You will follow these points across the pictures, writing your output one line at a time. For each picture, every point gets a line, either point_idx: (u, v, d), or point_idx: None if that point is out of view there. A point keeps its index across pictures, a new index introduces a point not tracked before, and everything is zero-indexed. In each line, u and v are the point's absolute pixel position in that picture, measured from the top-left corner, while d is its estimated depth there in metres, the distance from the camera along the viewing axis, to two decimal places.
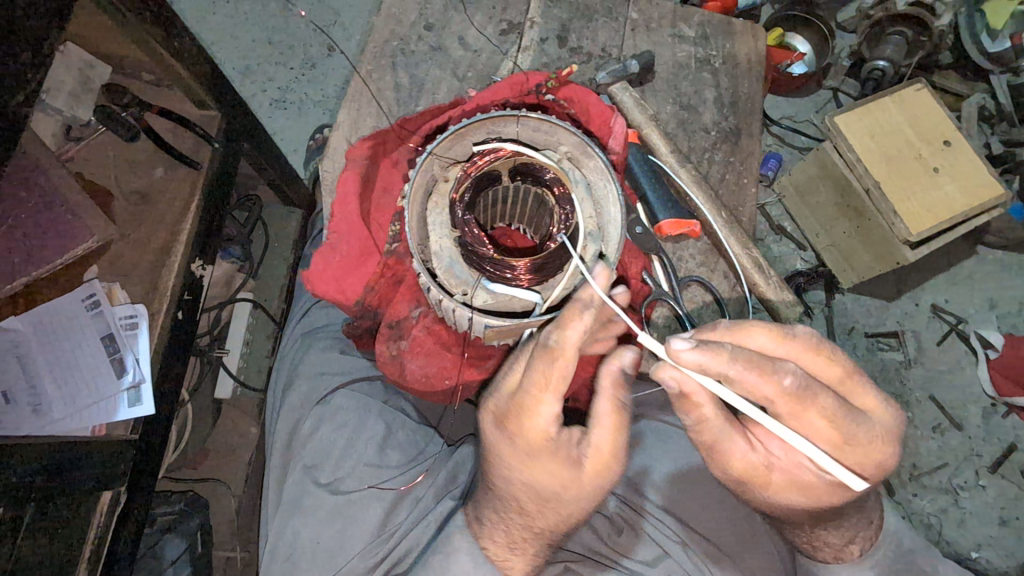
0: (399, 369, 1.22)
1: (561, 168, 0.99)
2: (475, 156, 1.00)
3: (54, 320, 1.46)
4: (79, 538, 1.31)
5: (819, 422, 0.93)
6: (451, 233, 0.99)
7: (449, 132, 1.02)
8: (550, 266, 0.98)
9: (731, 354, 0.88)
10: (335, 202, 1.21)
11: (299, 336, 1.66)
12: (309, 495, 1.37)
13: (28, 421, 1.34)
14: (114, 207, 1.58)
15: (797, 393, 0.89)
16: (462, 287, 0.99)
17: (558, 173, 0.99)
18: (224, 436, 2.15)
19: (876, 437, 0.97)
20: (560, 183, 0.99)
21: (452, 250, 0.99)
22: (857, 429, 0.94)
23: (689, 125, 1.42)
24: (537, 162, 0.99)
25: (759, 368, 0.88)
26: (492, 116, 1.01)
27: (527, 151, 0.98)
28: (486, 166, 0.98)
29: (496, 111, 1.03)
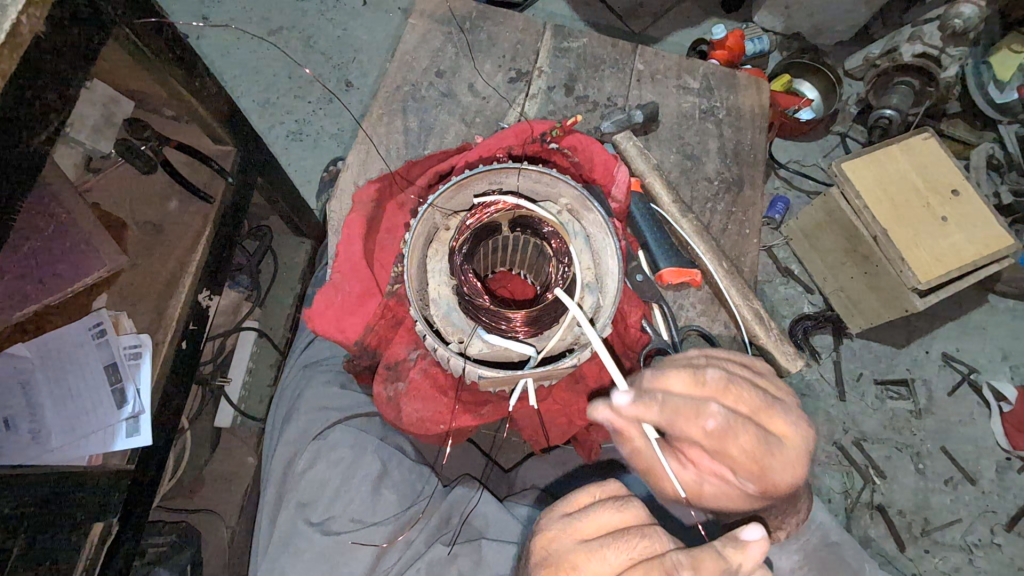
0: (395, 412, 1.21)
1: (560, 222, 1.01)
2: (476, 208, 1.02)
3: (60, 347, 1.47)
4: (68, 570, 1.29)
5: (740, 454, 0.92)
6: (450, 281, 1.00)
7: (452, 182, 1.03)
8: (545, 318, 0.99)
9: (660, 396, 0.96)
10: (340, 242, 1.24)
11: (300, 367, 1.68)
12: (301, 534, 1.35)
13: (27, 449, 1.34)
14: (128, 237, 1.62)
15: (721, 433, 0.92)
16: (458, 334, 0.98)
17: (556, 227, 1.01)
18: (222, 465, 2.13)
19: (790, 465, 0.94)
20: (558, 236, 1.01)
21: (450, 298, 1.00)
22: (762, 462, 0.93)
23: (692, 173, 1.44)
24: (537, 215, 1.01)
25: (684, 405, 0.94)
26: (494, 168, 1.03)
27: (527, 205, 0.99)
28: (486, 218, 1.00)
29: (499, 164, 1.05)
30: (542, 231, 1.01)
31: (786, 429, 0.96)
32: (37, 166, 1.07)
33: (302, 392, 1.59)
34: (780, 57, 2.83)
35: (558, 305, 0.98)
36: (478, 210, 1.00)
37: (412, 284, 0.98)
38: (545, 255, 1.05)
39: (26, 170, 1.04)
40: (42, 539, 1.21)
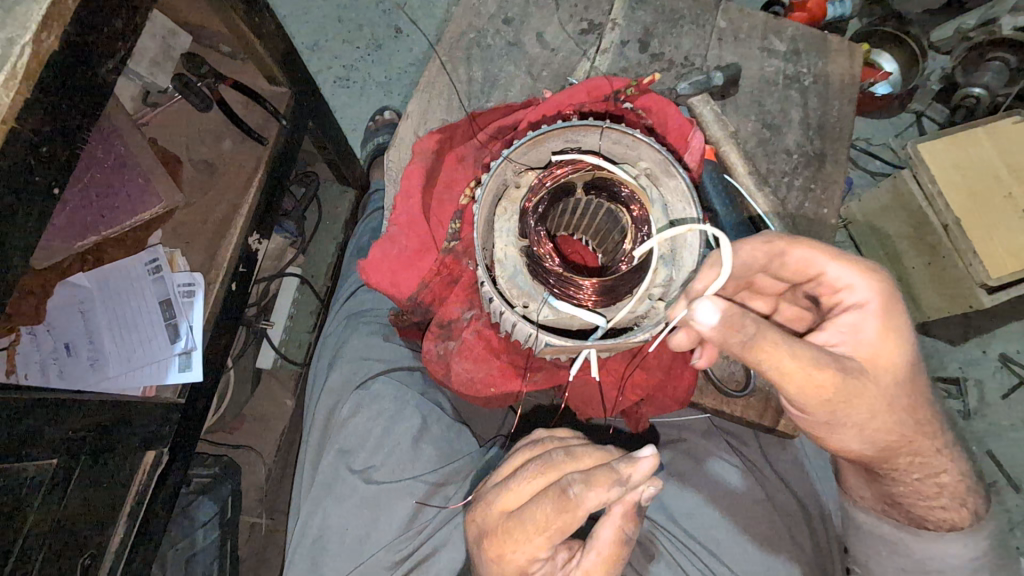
0: (445, 370, 1.18)
1: (639, 186, 0.93)
2: (552, 166, 0.95)
3: (117, 280, 1.50)
4: (122, 495, 1.34)
5: (842, 320, 1.00)
6: (518, 242, 0.95)
7: (527, 138, 0.97)
8: (619, 290, 0.92)
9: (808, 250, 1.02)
10: (398, 194, 1.20)
11: (344, 317, 1.70)
12: (343, 481, 1.38)
13: (87, 375, 1.40)
14: (183, 174, 1.61)
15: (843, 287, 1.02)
16: (523, 298, 0.93)
17: (635, 190, 0.93)
18: (261, 404, 2.21)
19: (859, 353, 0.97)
20: (638, 202, 0.92)
21: (517, 260, 0.94)
22: (881, 360, 0.97)
23: (770, 145, 1.34)
24: (616, 177, 0.92)
25: (825, 265, 1.02)
26: (573, 126, 0.96)
27: (607, 166, 0.91)
28: (563, 177, 0.92)
29: (579, 122, 0.97)
30: (619, 195, 0.93)
31: (896, 339, 0.98)
32: (103, 95, 1.05)
33: (346, 341, 1.61)
34: (863, 24, 2.62)
35: (635, 275, 0.92)
36: (554, 168, 0.93)
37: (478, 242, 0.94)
38: (620, 222, 0.97)
39: (96, 99, 1.03)
40: (100, 464, 1.24)
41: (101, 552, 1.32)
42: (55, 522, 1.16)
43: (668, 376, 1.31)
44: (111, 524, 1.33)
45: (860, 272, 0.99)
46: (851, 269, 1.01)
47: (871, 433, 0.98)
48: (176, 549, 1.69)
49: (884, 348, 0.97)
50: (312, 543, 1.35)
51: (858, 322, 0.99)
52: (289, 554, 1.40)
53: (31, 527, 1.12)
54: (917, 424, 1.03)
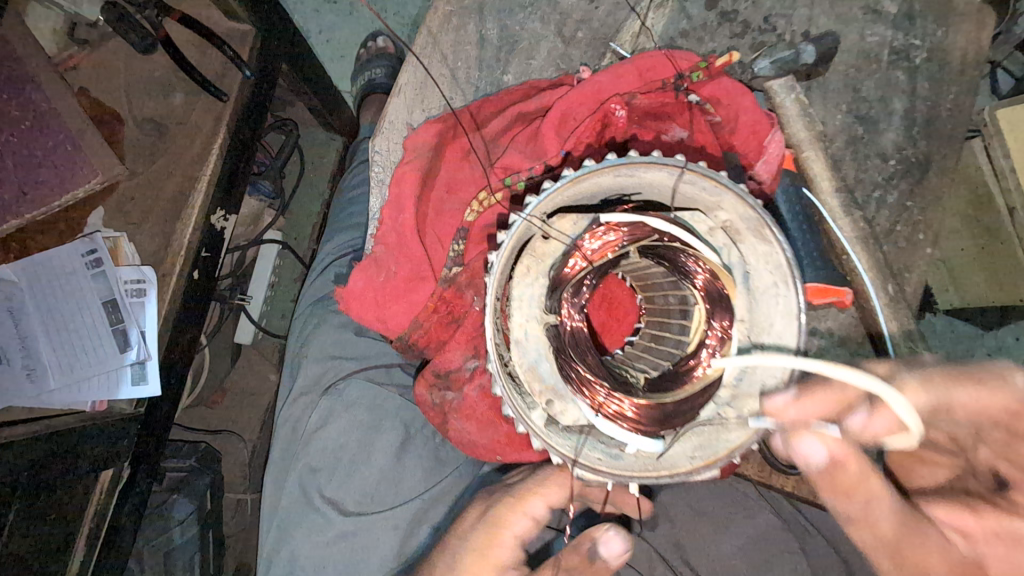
0: (441, 423, 0.98)
1: (722, 266, 0.66)
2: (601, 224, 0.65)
3: (50, 273, 1.24)
4: (78, 519, 1.20)
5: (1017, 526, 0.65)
6: (543, 322, 0.68)
7: (566, 176, 0.66)
8: (675, 412, 0.68)
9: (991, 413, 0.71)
10: (386, 204, 0.95)
11: (309, 305, 1.42)
12: (315, 510, 1.21)
13: (21, 387, 1.18)
14: (125, 136, 1.30)
15: None
16: (547, 397, 0.67)
17: (715, 271, 0.67)
18: (243, 378, 2.03)
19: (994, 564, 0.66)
20: (719, 291, 0.68)
21: (540, 348, 0.68)
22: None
23: (861, 145, 1.06)
24: (689, 247, 0.66)
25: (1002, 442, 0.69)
26: (632, 161, 0.64)
27: (681, 234, 0.64)
28: (615, 246, 0.67)
29: (640, 153, 0.65)
30: (686, 269, 0.69)
31: None
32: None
33: (311, 340, 1.36)
34: None
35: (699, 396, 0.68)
36: (606, 230, 0.66)
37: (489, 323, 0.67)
38: (681, 294, 0.73)
39: None
40: (45, 496, 1.12)
41: None
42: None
43: None
44: (68, 551, 1.19)
45: None
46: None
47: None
48: (152, 546, 1.58)
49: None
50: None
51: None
52: None
53: None
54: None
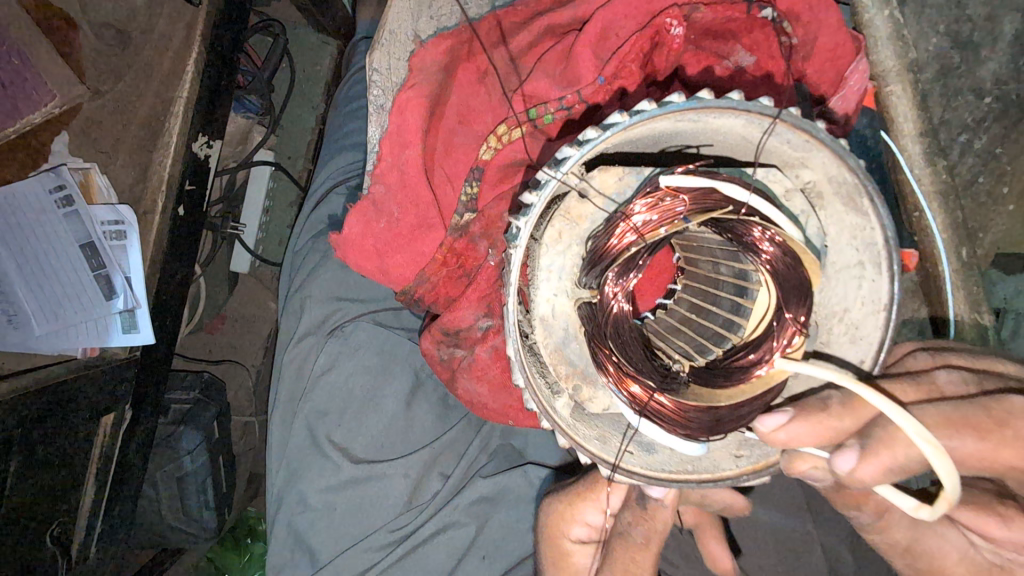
0: (449, 380, 0.91)
1: (801, 243, 0.53)
2: (653, 187, 0.54)
3: (12, 210, 1.09)
4: (81, 464, 1.15)
5: None
6: (575, 296, 0.59)
7: (615, 122, 0.50)
8: (731, 417, 0.56)
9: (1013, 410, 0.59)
10: (387, 137, 0.80)
11: (307, 242, 1.31)
12: (324, 455, 1.19)
13: (2, 334, 1.07)
14: (81, 45, 1.09)
15: None
16: (575, 382, 0.59)
17: (799, 254, 0.54)
18: (242, 305, 1.95)
19: None
20: (799, 276, 0.55)
21: (572, 323, 0.59)
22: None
23: (954, 78, 0.94)
24: (769, 224, 0.54)
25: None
26: (703, 107, 0.49)
27: (761, 206, 0.53)
28: (673, 218, 0.53)
29: (713, 94, 0.50)
30: (753, 245, 0.56)
31: None
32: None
33: (310, 279, 1.26)
34: None
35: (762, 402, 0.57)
36: (662, 194, 0.53)
37: (515, 306, 0.55)
38: (742, 267, 0.63)
39: None
40: (43, 445, 1.04)
41: (74, 513, 1.18)
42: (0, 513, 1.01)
43: None
44: (78, 491, 1.17)
45: None
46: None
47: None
48: (165, 471, 1.62)
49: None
50: (289, 519, 1.19)
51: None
52: (266, 523, 1.25)
53: None
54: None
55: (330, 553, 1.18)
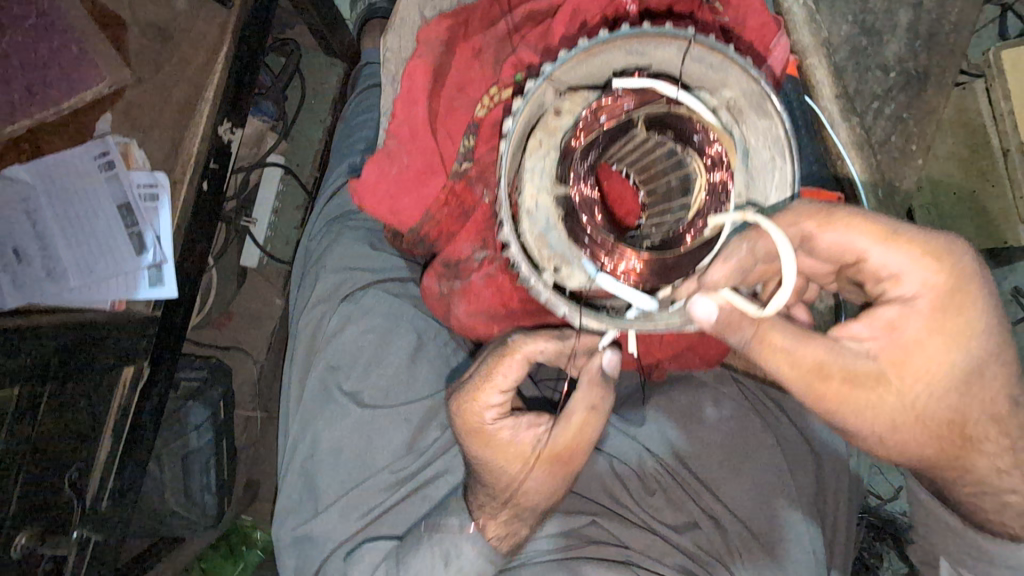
0: (447, 310, 1.06)
1: (723, 130, 0.70)
2: (608, 91, 0.70)
3: (63, 173, 1.23)
4: (101, 412, 1.27)
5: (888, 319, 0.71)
6: (553, 190, 0.73)
7: (580, 46, 0.69)
8: (676, 264, 0.73)
9: (842, 218, 0.71)
10: (399, 98, 0.97)
11: (325, 223, 1.49)
12: (334, 402, 1.31)
13: (43, 287, 1.21)
14: (128, 41, 1.26)
15: (945, 297, 0.69)
16: (555, 262, 0.73)
17: (717, 134, 0.70)
18: (248, 301, 2.07)
19: (919, 370, 0.71)
20: (719, 151, 0.70)
21: (551, 213, 0.73)
22: (923, 355, 0.70)
23: (864, 57, 1.10)
24: (693, 112, 0.69)
25: (863, 246, 0.71)
26: (643, 33, 0.68)
27: (687, 100, 0.68)
28: (622, 115, 0.70)
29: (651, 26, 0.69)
30: (691, 137, 0.71)
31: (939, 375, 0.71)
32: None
33: (329, 253, 1.43)
34: None
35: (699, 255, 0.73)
36: (614, 96, 0.69)
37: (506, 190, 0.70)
38: (685, 170, 0.74)
39: None
40: (71, 384, 1.16)
41: (90, 465, 1.28)
42: (31, 445, 1.11)
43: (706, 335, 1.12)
44: (97, 438, 1.28)
45: (911, 257, 0.69)
46: (911, 249, 0.70)
47: (908, 429, 0.73)
48: (172, 447, 1.70)
49: (935, 349, 0.70)
50: (304, 459, 1.33)
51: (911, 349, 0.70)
52: (283, 468, 1.37)
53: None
54: (989, 418, 0.74)
55: (334, 493, 1.28)
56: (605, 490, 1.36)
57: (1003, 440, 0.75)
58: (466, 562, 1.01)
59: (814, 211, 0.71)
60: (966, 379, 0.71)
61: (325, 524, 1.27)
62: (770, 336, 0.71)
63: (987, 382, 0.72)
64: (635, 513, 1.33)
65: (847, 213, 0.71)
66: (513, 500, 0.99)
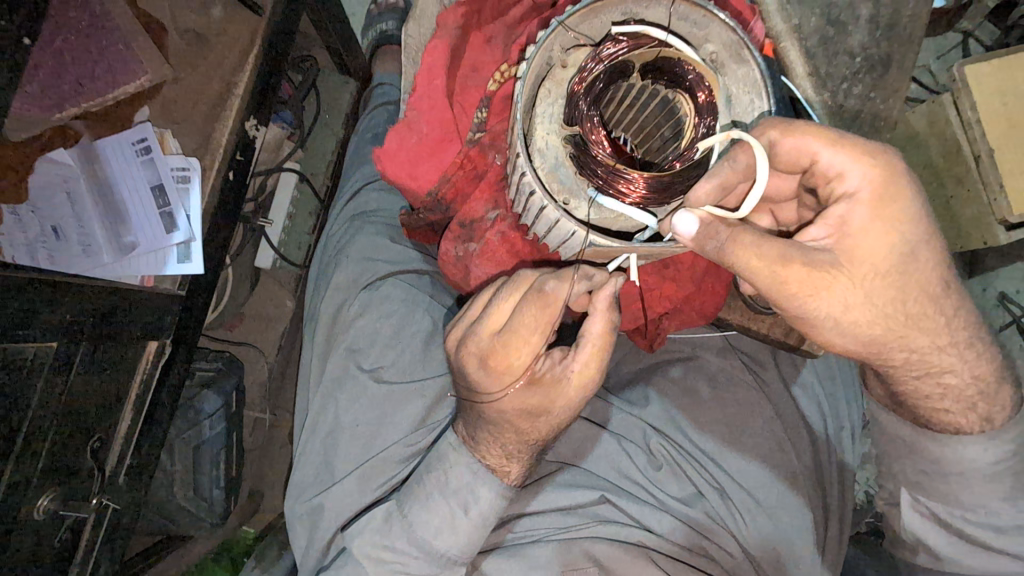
0: (463, 273, 1.14)
1: (707, 68, 0.81)
2: (608, 40, 0.81)
3: (105, 158, 1.38)
4: (126, 383, 1.31)
5: (839, 212, 0.85)
6: (561, 128, 0.84)
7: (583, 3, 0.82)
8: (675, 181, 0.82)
9: (801, 127, 0.81)
10: (420, 75, 1.09)
11: (347, 218, 1.60)
12: (352, 378, 1.36)
13: (78, 261, 1.30)
14: (168, 43, 1.39)
15: (881, 186, 0.83)
16: (564, 195, 0.83)
17: (703, 73, 0.81)
18: (260, 303, 2.13)
19: (871, 253, 0.84)
20: (705, 87, 0.81)
21: (559, 150, 0.84)
22: (866, 244, 0.84)
23: (832, 45, 1.24)
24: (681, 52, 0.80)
25: (816, 148, 0.83)
26: None
27: (676, 42, 0.79)
28: (619, 56, 0.80)
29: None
30: (681, 76, 0.82)
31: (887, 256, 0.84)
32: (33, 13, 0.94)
33: (350, 245, 1.52)
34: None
35: (690, 175, 0.83)
36: (613, 42, 0.80)
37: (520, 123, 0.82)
38: (676, 117, 0.87)
39: None
40: (102, 349, 1.20)
41: (110, 436, 1.32)
42: (60, 404, 1.15)
43: (699, 290, 1.22)
44: (119, 410, 1.32)
45: (851, 152, 0.83)
46: (850, 150, 0.83)
47: (864, 312, 0.87)
48: (184, 437, 1.74)
49: (877, 236, 0.84)
50: (324, 434, 1.37)
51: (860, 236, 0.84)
52: (301, 444, 1.41)
53: (38, 404, 1.11)
54: (922, 295, 0.89)
55: (350, 465, 1.32)
56: (614, 468, 1.34)
57: (936, 320, 0.92)
58: (485, 505, 1.11)
59: (777, 121, 0.81)
60: (905, 262, 0.85)
61: (339, 496, 1.30)
62: (740, 238, 0.80)
63: (920, 265, 0.86)
64: (645, 489, 1.32)
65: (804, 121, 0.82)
66: (511, 424, 1.06)
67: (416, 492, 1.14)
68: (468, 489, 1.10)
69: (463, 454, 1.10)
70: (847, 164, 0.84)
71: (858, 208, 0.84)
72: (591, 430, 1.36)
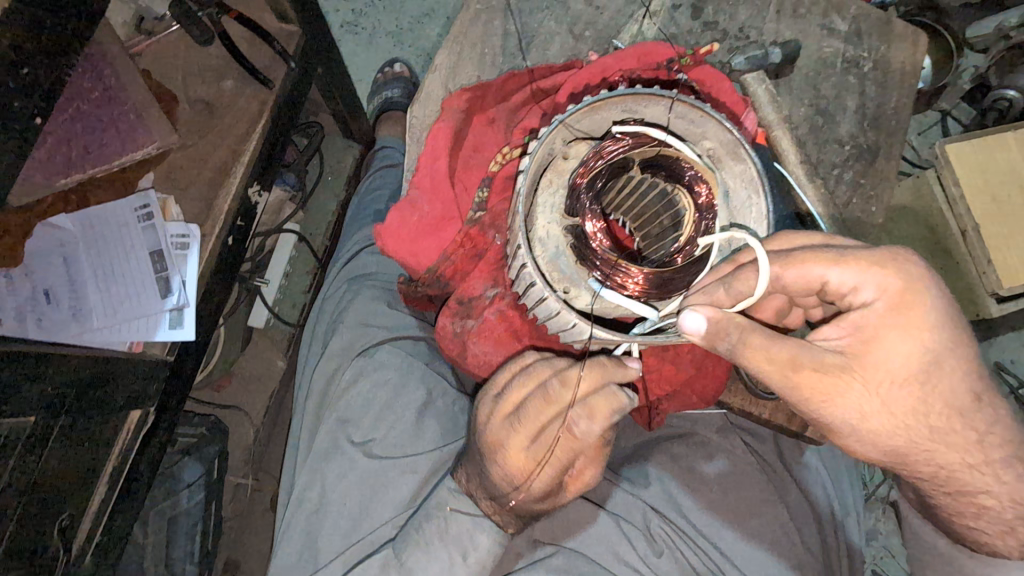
0: (461, 349, 1.13)
1: (705, 166, 0.84)
2: (609, 137, 0.85)
3: (105, 224, 1.38)
4: (103, 455, 1.26)
5: (857, 317, 0.82)
6: (562, 219, 0.86)
7: (585, 102, 0.87)
8: (675, 280, 0.84)
9: (800, 255, 0.84)
10: (424, 155, 1.12)
11: (345, 281, 1.59)
12: (342, 453, 1.31)
13: (68, 326, 1.27)
14: (179, 113, 1.43)
15: (897, 295, 0.81)
16: (564, 285, 0.85)
17: (701, 171, 0.84)
18: (250, 363, 2.08)
19: (898, 361, 0.81)
20: (704, 183, 0.84)
21: (559, 240, 0.86)
22: (883, 352, 0.81)
23: (821, 133, 1.35)
24: (680, 151, 0.83)
25: (820, 271, 0.82)
26: (636, 94, 0.87)
27: (674, 142, 0.83)
28: (620, 153, 0.83)
29: (642, 88, 0.88)
30: (682, 173, 0.84)
31: (915, 360, 0.81)
32: (53, 86, 0.96)
33: (345, 310, 1.51)
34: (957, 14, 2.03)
35: (690, 271, 0.84)
36: (614, 138, 0.84)
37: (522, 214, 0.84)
38: (675, 208, 0.88)
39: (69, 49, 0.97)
40: (82, 420, 1.16)
41: (82, 513, 1.25)
42: (30, 481, 1.09)
43: (699, 373, 1.26)
44: (93, 485, 1.26)
45: (859, 270, 0.81)
46: (861, 266, 0.81)
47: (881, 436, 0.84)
48: (161, 507, 1.66)
49: (899, 345, 0.81)
50: (311, 512, 1.30)
51: (880, 346, 0.81)
52: (285, 521, 1.36)
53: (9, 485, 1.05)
54: (963, 413, 0.84)
55: (336, 549, 1.25)
56: (614, 555, 1.26)
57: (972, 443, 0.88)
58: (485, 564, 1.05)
59: (775, 255, 0.85)
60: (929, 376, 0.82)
61: None
62: (750, 339, 0.78)
63: (953, 373, 0.83)
64: None
65: (803, 250, 0.83)
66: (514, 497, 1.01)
67: (417, 550, 1.07)
68: (467, 534, 1.04)
69: (466, 514, 1.05)
70: (854, 281, 0.82)
71: (870, 316, 0.82)
72: (587, 510, 1.30)
